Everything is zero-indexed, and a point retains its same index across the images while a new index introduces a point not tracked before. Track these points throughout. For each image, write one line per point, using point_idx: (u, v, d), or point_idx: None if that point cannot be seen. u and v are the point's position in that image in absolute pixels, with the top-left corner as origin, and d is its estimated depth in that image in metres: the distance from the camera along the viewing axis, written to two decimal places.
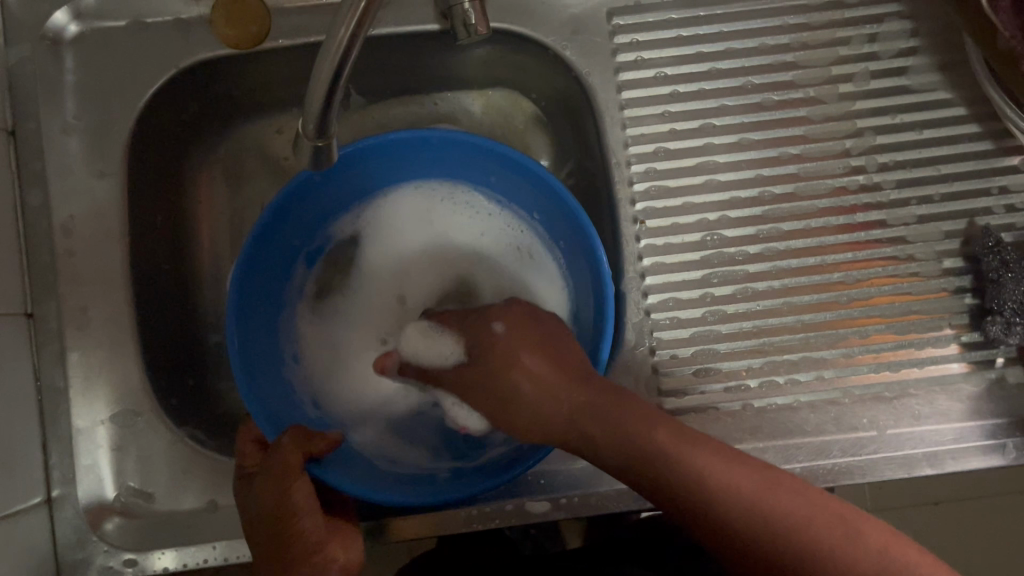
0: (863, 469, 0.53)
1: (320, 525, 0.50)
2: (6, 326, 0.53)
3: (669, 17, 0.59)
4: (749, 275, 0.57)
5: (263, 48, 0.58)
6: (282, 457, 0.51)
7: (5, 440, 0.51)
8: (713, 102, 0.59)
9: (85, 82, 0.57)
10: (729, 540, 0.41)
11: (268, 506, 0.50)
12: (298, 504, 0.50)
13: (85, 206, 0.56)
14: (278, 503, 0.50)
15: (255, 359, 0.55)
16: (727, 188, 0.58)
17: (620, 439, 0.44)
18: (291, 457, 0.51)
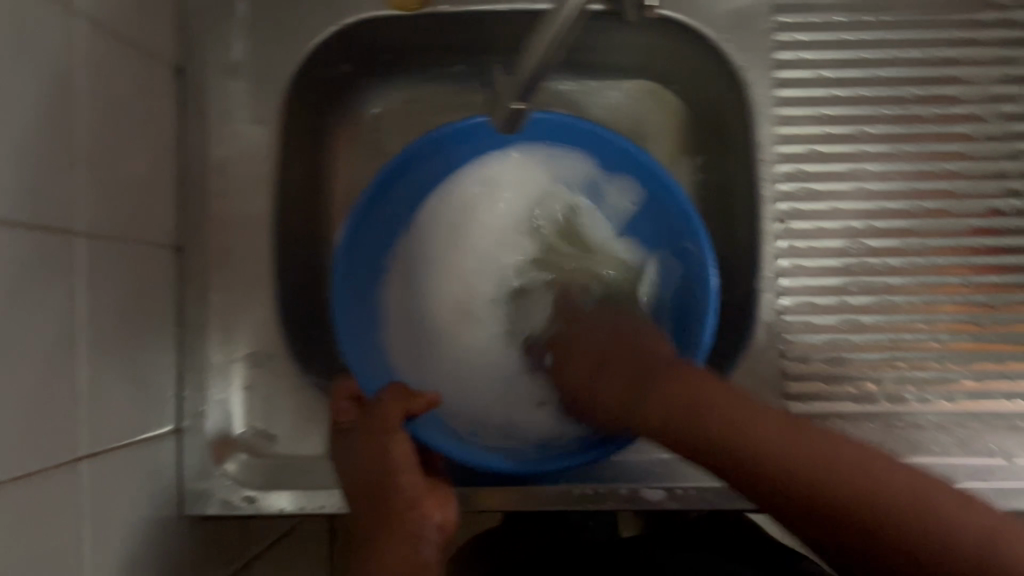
0: (990, 494, 0.53)
1: (415, 483, 0.52)
2: (159, 257, 0.54)
3: (831, 19, 0.58)
4: (889, 287, 0.58)
5: (426, 12, 0.59)
6: (387, 412, 0.52)
7: (146, 365, 0.53)
8: (869, 110, 0.58)
9: (251, 27, 0.58)
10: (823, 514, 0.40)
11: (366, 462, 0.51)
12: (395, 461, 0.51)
13: (242, 151, 0.58)
14: (375, 458, 0.51)
15: (357, 324, 0.57)
16: (876, 197, 0.58)
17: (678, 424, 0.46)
18: (394, 414, 0.52)
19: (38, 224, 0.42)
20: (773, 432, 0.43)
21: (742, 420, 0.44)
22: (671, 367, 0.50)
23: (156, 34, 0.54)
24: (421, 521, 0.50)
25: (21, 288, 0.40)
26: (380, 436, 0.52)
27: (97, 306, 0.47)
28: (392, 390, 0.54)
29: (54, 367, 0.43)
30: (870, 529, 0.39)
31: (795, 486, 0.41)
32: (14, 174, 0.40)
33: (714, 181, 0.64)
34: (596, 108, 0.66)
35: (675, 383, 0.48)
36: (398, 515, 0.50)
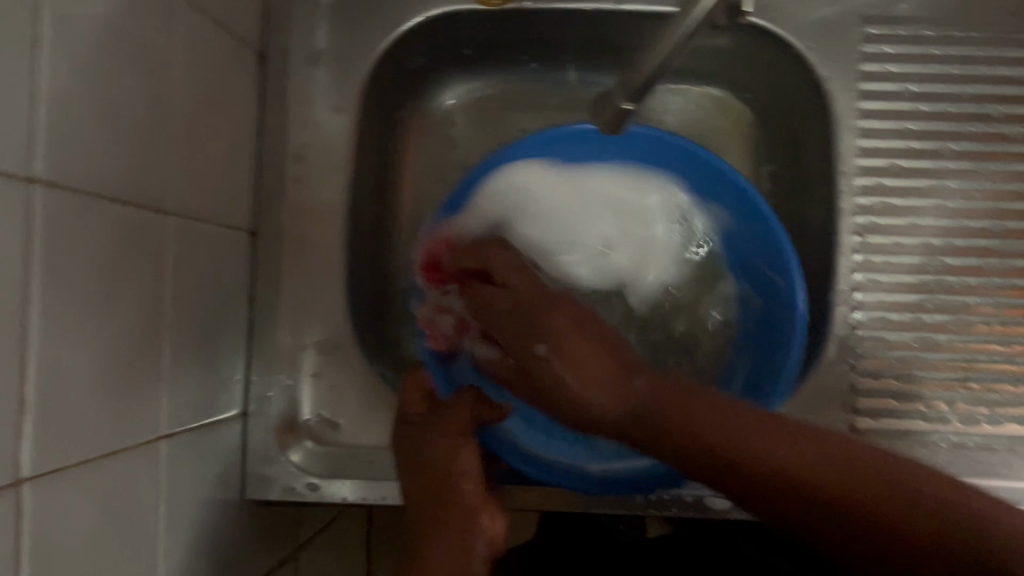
0: None
1: (476, 491, 0.51)
2: (236, 241, 0.54)
3: (921, 33, 0.58)
4: (966, 307, 0.57)
5: (509, 7, 0.59)
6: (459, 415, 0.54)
7: (218, 349, 0.52)
8: (953, 126, 0.58)
9: (335, 15, 0.58)
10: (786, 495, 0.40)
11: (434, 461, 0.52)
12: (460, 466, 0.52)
13: (321, 138, 0.58)
14: (446, 458, 0.52)
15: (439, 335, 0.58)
16: (956, 215, 0.57)
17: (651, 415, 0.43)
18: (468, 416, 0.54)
19: (137, 202, 0.42)
20: (748, 430, 0.41)
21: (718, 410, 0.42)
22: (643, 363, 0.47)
23: (245, 18, 0.54)
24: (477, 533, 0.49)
25: (120, 265, 0.41)
26: (452, 436, 0.53)
27: (182, 287, 0.47)
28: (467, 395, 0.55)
29: (144, 346, 0.43)
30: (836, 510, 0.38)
31: (786, 477, 0.40)
32: (120, 151, 0.41)
33: (787, 191, 0.63)
34: (671, 107, 0.66)
35: (659, 383, 0.44)
36: (456, 518, 0.50)
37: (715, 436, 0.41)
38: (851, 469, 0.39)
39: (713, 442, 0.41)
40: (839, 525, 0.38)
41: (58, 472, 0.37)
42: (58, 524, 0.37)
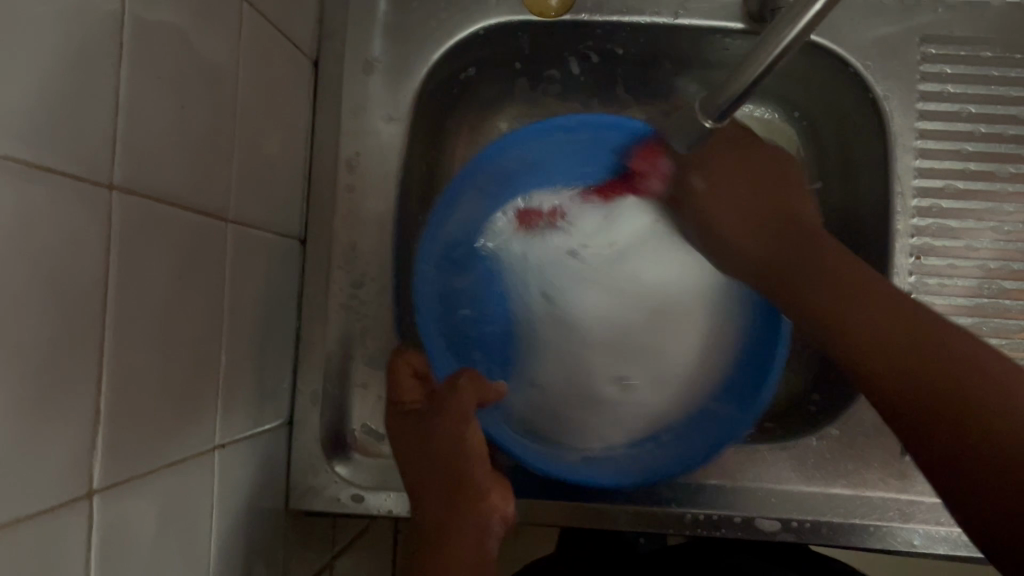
0: None
1: (486, 474, 0.54)
2: (288, 248, 0.54)
3: (981, 54, 0.57)
4: (1022, 331, 0.56)
5: (565, 19, 0.58)
6: (458, 405, 0.54)
7: (269, 355, 0.52)
8: (1011, 149, 0.57)
9: (391, 24, 0.58)
10: (916, 411, 0.44)
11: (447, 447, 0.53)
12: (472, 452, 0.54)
13: (374, 146, 0.58)
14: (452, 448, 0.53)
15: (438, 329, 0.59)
16: (1013, 238, 0.57)
17: (836, 275, 0.51)
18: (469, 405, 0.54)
19: (205, 210, 0.42)
20: (881, 328, 0.47)
21: (874, 299, 0.48)
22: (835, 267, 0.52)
23: (303, 25, 0.54)
24: (489, 516, 0.53)
25: (187, 274, 0.41)
26: (455, 425, 0.54)
27: (241, 293, 0.47)
28: (462, 385, 0.55)
29: (206, 354, 0.43)
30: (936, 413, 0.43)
31: (864, 366, 0.47)
32: (190, 159, 0.41)
33: (837, 210, 0.63)
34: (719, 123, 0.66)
35: (838, 261, 0.52)
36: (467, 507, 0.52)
37: (875, 333, 0.47)
38: (939, 375, 0.43)
39: (858, 351, 0.47)
40: (920, 426, 0.43)
41: (126, 483, 0.36)
42: (125, 534, 0.36)
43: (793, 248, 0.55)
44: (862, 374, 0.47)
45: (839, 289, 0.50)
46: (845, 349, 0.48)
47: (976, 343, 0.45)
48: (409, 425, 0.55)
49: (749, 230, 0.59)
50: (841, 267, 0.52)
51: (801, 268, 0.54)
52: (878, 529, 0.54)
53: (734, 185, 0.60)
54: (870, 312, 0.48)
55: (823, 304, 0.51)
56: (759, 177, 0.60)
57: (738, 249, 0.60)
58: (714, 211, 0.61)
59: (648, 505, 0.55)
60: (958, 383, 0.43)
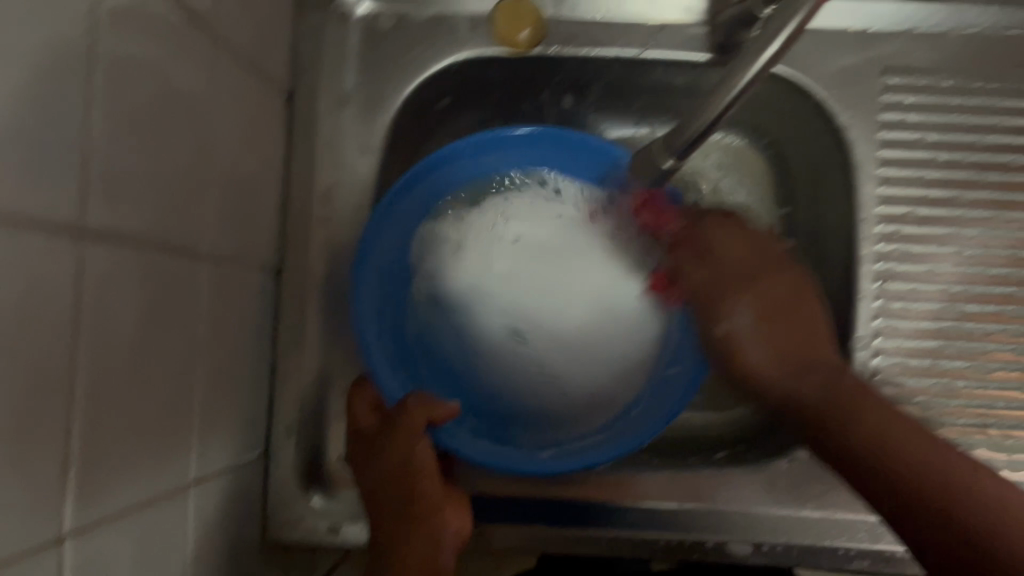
0: None
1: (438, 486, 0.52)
2: (263, 282, 0.54)
3: (941, 83, 0.59)
4: (986, 353, 0.58)
5: (535, 53, 0.59)
6: (407, 421, 0.52)
7: (245, 389, 0.52)
8: (972, 175, 0.58)
9: (364, 58, 0.59)
10: (924, 508, 0.42)
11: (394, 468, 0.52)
12: (422, 464, 0.52)
13: (349, 179, 0.58)
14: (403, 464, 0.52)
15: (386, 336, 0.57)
16: (976, 262, 0.58)
17: (826, 388, 0.48)
18: (417, 421, 0.52)
19: (178, 251, 0.43)
20: (894, 434, 0.44)
21: (861, 410, 0.46)
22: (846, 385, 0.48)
23: (276, 61, 0.55)
24: (442, 526, 0.50)
25: (160, 316, 0.41)
26: (404, 443, 0.52)
27: (215, 330, 0.48)
28: (410, 403, 0.53)
29: (179, 395, 0.44)
30: (942, 509, 0.41)
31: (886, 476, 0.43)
32: (163, 200, 0.41)
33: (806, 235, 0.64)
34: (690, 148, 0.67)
35: (834, 386, 0.48)
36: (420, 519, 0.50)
37: (868, 439, 0.45)
38: (935, 485, 0.42)
39: (859, 442, 0.45)
40: (911, 515, 0.42)
41: (99, 525, 0.37)
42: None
43: (790, 323, 0.51)
44: (861, 471, 0.44)
45: (833, 394, 0.47)
46: (856, 452, 0.45)
47: (968, 459, 0.43)
48: (361, 453, 0.54)
49: (775, 358, 0.51)
50: (846, 386, 0.48)
51: (799, 379, 0.50)
52: (847, 550, 0.55)
53: (751, 314, 0.52)
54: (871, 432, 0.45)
55: (822, 399, 0.48)
56: (771, 310, 0.52)
57: (749, 381, 0.52)
58: (741, 337, 0.52)
59: (619, 529, 0.56)
60: (953, 486, 0.42)
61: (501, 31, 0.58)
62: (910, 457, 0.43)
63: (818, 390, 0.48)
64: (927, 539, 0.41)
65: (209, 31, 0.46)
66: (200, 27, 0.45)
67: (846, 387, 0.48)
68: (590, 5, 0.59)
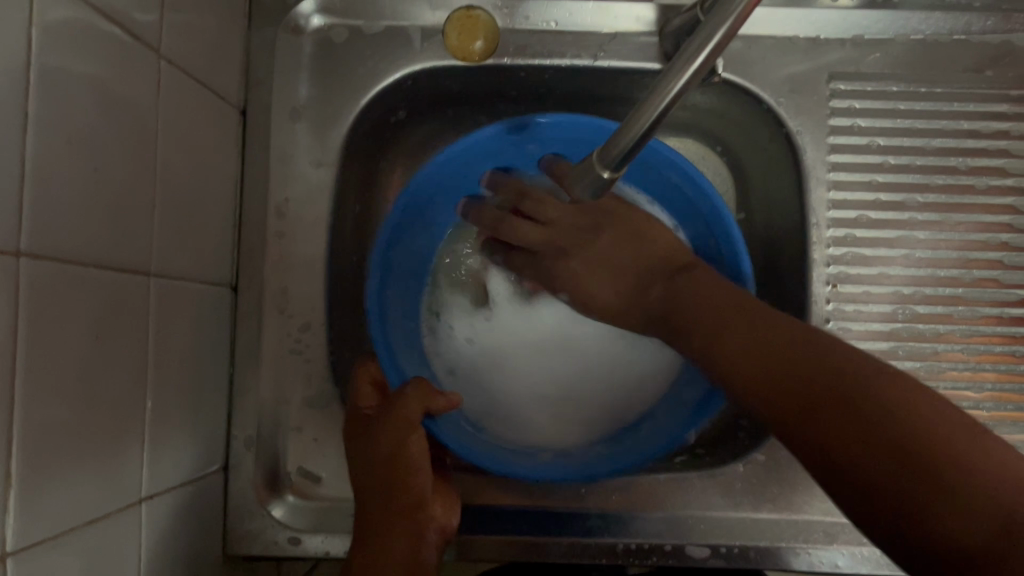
0: None
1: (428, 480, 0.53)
2: (217, 296, 0.54)
3: (888, 89, 0.60)
4: (937, 354, 0.58)
5: (488, 63, 0.60)
6: (404, 408, 0.53)
7: (199, 402, 0.52)
8: (920, 179, 0.59)
9: (317, 71, 0.59)
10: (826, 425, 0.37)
11: (382, 454, 0.52)
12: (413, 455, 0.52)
13: (304, 191, 0.59)
14: (393, 450, 0.52)
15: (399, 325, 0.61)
16: (925, 264, 0.59)
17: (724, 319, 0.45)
18: (414, 411, 0.53)
19: (124, 267, 0.43)
20: (791, 347, 0.41)
21: (768, 338, 0.42)
22: (742, 312, 0.45)
23: (227, 76, 0.55)
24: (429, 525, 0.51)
25: (104, 334, 0.41)
26: (398, 433, 0.52)
27: (165, 344, 0.48)
28: (411, 391, 0.53)
29: (127, 410, 0.44)
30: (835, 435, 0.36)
31: (790, 392, 0.39)
32: (107, 218, 0.41)
33: (761, 240, 0.65)
34: None
35: (710, 300, 0.48)
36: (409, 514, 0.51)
37: (770, 372, 0.41)
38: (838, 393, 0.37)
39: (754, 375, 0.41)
40: (791, 423, 0.39)
41: (41, 543, 0.37)
42: None
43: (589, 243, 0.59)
44: (755, 388, 0.41)
45: (721, 314, 0.46)
46: (756, 370, 0.42)
47: (915, 383, 0.36)
48: (356, 435, 0.54)
49: (619, 291, 0.57)
50: (732, 306, 0.46)
51: (697, 300, 0.49)
52: (804, 551, 0.55)
53: (588, 258, 0.59)
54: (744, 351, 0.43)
55: (723, 325, 0.45)
56: (620, 238, 0.58)
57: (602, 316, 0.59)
58: (599, 291, 0.58)
59: (578, 535, 0.56)
60: (860, 402, 0.36)
61: (452, 44, 0.59)
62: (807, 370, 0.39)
63: (709, 308, 0.47)
64: (812, 450, 0.37)
65: (155, 47, 0.46)
66: (146, 43, 0.45)
67: (738, 308, 0.45)
68: (542, 14, 0.60)
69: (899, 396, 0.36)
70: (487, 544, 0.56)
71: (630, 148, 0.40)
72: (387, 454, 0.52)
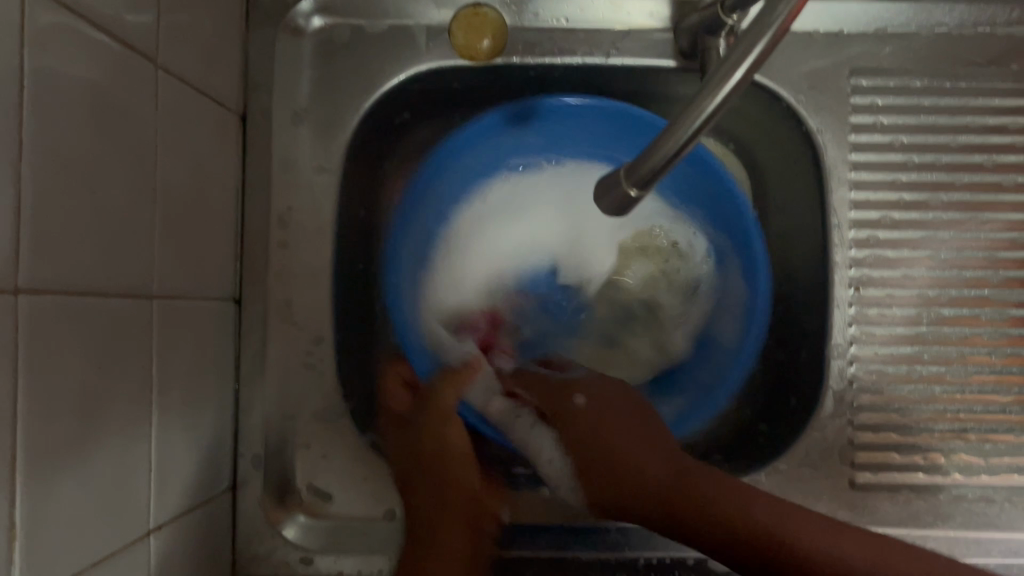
0: None
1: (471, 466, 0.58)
2: (220, 311, 0.53)
3: (911, 84, 0.58)
4: (963, 357, 0.57)
5: (497, 63, 0.58)
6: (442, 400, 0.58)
7: (206, 423, 0.51)
8: (945, 177, 0.58)
9: (319, 74, 0.57)
10: None
11: (429, 449, 0.57)
12: (455, 446, 0.58)
13: (307, 199, 0.56)
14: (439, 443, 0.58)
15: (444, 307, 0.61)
16: (950, 265, 0.57)
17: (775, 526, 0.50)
18: (449, 399, 0.58)
19: (125, 291, 0.41)
20: (814, 531, 0.49)
21: (787, 526, 0.50)
22: (770, 510, 0.51)
23: (225, 80, 0.53)
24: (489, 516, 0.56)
25: (107, 363, 0.39)
26: (440, 424, 0.58)
27: (170, 368, 0.46)
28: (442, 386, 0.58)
29: (133, 441, 0.42)
30: None
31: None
32: (103, 243, 0.39)
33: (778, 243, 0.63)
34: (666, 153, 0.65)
35: (728, 484, 0.52)
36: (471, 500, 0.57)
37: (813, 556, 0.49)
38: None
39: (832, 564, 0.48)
40: None
41: None
42: None
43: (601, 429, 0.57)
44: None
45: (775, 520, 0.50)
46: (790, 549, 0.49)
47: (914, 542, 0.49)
48: (396, 432, 0.58)
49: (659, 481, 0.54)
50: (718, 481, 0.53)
51: (716, 492, 0.52)
52: None
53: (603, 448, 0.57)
54: (793, 522, 0.50)
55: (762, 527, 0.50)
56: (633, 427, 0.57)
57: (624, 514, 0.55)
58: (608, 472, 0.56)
59: (597, 550, 0.55)
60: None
61: (457, 42, 0.57)
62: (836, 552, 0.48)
63: (726, 499, 0.51)
64: None
65: (152, 57, 0.44)
66: (142, 53, 0.43)
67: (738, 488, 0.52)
68: (552, 11, 0.57)
69: (894, 553, 0.48)
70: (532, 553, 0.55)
71: (664, 164, 0.38)
72: (433, 449, 0.57)
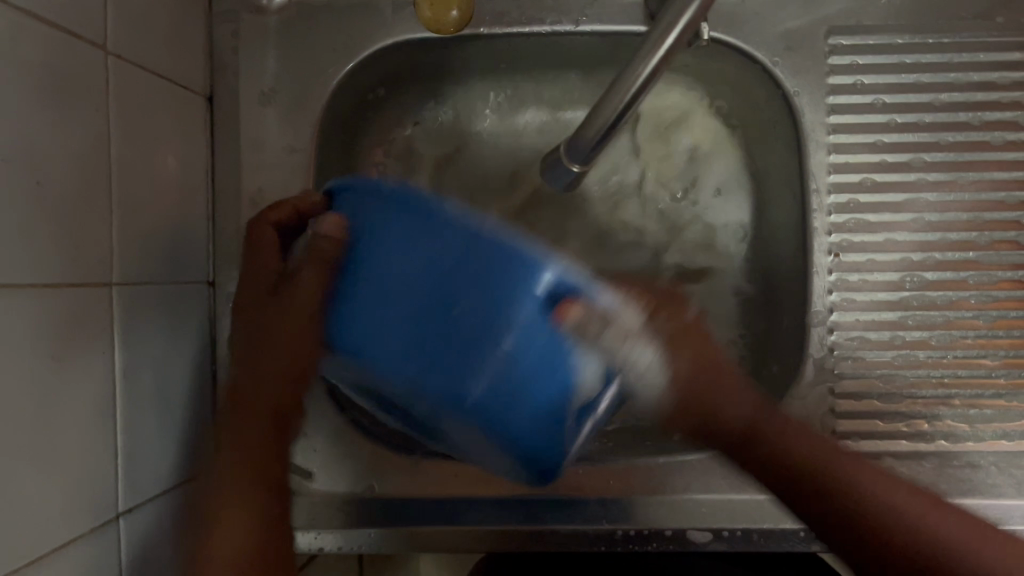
0: None
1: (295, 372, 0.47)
2: (192, 294, 0.53)
3: (893, 42, 0.56)
4: (948, 322, 0.56)
5: (465, 32, 0.57)
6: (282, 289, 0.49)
7: (180, 405, 0.52)
8: (928, 136, 0.56)
9: (285, 53, 0.56)
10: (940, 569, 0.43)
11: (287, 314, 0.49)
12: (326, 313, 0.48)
13: (276, 179, 0.56)
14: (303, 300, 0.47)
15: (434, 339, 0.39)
16: (934, 228, 0.56)
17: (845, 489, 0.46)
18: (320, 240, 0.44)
19: (82, 280, 0.41)
20: (897, 493, 0.45)
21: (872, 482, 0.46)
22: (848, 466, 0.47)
23: (188, 62, 0.53)
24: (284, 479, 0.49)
25: (62, 354, 0.40)
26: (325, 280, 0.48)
27: (136, 353, 0.46)
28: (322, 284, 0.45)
29: (95, 428, 0.42)
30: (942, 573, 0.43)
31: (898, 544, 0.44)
32: (58, 234, 0.39)
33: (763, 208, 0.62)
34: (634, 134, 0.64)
35: (780, 421, 0.48)
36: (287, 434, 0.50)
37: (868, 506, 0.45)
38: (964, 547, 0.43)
39: (876, 521, 0.45)
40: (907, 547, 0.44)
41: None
42: None
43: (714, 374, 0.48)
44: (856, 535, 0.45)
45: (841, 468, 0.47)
46: (863, 528, 0.45)
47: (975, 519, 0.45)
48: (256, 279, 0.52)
49: (755, 405, 0.47)
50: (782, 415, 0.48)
51: (798, 435, 0.48)
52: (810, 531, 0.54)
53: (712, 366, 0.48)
54: (881, 483, 0.46)
55: (843, 475, 0.46)
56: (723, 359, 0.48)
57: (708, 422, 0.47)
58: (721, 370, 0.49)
59: (575, 522, 0.55)
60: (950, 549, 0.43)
61: (425, 15, 0.56)
62: (896, 510, 0.45)
63: (804, 441, 0.47)
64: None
65: (101, 43, 0.43)
66: (89, 40, 0.42)
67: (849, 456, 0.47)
68: None
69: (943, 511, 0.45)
70: (501, 533, 0.55)
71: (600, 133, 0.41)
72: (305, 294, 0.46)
